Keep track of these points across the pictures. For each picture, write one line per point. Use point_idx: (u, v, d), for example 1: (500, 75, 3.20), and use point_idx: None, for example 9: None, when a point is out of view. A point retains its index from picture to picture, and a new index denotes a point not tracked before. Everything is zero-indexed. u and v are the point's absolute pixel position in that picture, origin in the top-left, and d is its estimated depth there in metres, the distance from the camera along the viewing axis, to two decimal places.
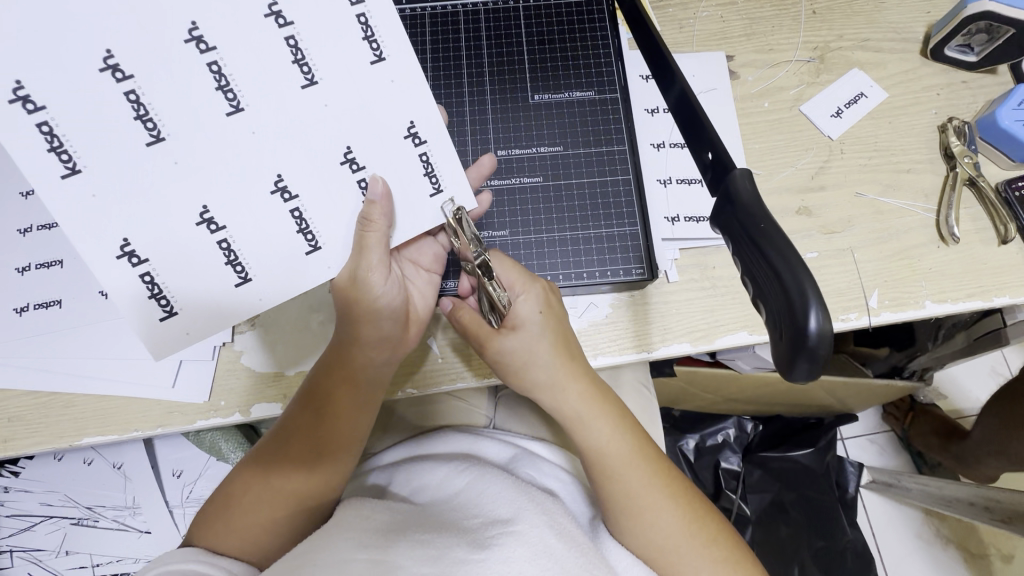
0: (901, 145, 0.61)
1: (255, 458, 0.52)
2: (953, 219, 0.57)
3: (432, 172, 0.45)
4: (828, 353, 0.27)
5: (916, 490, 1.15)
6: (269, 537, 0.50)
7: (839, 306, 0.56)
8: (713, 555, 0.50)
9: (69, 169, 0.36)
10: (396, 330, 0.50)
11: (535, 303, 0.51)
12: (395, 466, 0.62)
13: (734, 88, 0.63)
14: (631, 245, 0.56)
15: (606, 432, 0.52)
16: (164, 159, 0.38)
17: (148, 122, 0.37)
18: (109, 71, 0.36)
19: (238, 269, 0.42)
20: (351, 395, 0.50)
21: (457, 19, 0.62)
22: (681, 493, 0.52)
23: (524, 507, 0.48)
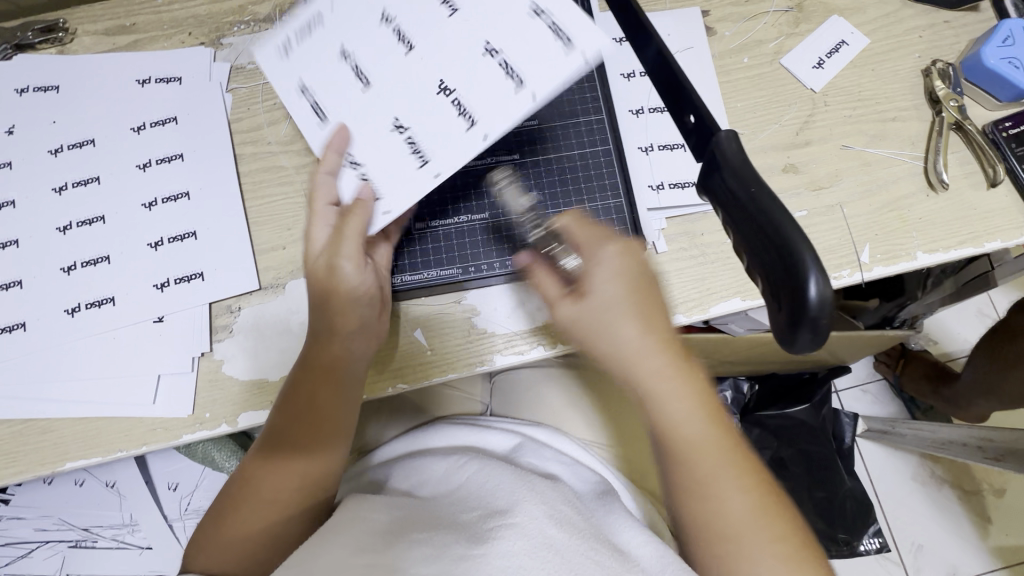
0: (886, 93, 0.59)
1: (245, 467, 0.51)
2: (941, 165, 0.56)
3: (561, 29, 0.44)
4: (830, 323, 0.26)
5: (910, 436, 1.17)
6: (269, 543, 0.49)
7: (830, 265, 0.55)
8: (778, 553, 0.43)
9: (322, 120, 0.49)
10: (365, 314, 0.49)
11: (614, 265, 0.46)
12: (395, 463, 0.61)
13: (711, 45, 0.61)
14: (614, 219, 0.55)
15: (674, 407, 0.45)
16: (372, 100, 0.48)
17: (360, 75, 0.48)
18: (342, 53, 0.49)
19: (417, 151, 0.46)
20: (331, 393, 0.49)
21: None
22: (749, 478, 0.45)
23: (521, 493, 0.48)
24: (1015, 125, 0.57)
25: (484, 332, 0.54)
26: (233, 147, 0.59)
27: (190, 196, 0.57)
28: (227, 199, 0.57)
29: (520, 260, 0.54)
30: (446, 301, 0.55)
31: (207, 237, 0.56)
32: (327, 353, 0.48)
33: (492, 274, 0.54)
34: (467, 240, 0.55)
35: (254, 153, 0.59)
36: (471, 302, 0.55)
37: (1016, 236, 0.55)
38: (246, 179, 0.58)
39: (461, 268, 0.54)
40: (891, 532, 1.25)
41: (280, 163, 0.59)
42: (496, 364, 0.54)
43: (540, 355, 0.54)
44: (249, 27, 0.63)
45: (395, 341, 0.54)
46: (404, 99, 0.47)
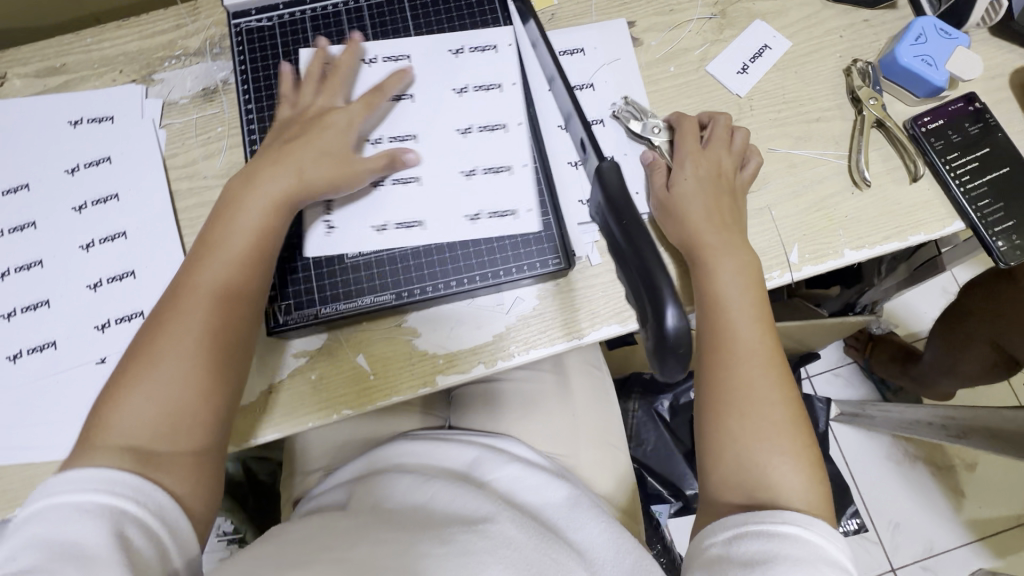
0: (809, 94, 0.60)
1: (117, 376, 0.46)
2: (863, 163, 0.57)
3: (490, 45, 0.60)
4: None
5: (880, 418, 1.19)
6: (170, 378, 0.45)
7: (761, 266, 0.56)
8: (777, 422, 0.47)
9: (443, 177, 0.56)
10: (285, 219, 0.52)
11: (693, 175, 0.54)
12: (354, 481, 0.62)
13: (638, 55, 0.62)
14: (545, 236, 0.55)
15: (735, 297, 0.50)
16: (440, 146, 0.57)
17: (411, 138, 0.57)
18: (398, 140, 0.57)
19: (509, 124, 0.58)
20: (246, 309, 0.49)
21: (340, 23, 0.61)
22: (771, 351, 0.49)
23: (494, 508, 0.51)
24: (933, 120, 0.58)
25: (426, 353, 0.55)
26: (169, 184, 0.59)
27: (127, 235, 0.57)
28: (165, 235, 0.58)
29: (453, 283, 0.54)
30: (386, 325, 0.55)
31: (146, 276, 0.57)
32: (239, 256, 0.49)
33: (426, 299, 0.54)
34: (401, 265, 0.55)
35: (190, 188, 0.59)
36: (411, 325, 0.55)
37: (940, 228, 0.57)
38: (183, 214, 0.59)
39: (394, 293, 0.54)
40: (868, 513, 1.27)
41: (216, 197, 0.59)
42: (439, 385, 0.54)
43: (482, 373, 0.55)
44: (181, 61, 0.63)
45: (339, 366, 0.55)
46: (449, 135, 0.57)
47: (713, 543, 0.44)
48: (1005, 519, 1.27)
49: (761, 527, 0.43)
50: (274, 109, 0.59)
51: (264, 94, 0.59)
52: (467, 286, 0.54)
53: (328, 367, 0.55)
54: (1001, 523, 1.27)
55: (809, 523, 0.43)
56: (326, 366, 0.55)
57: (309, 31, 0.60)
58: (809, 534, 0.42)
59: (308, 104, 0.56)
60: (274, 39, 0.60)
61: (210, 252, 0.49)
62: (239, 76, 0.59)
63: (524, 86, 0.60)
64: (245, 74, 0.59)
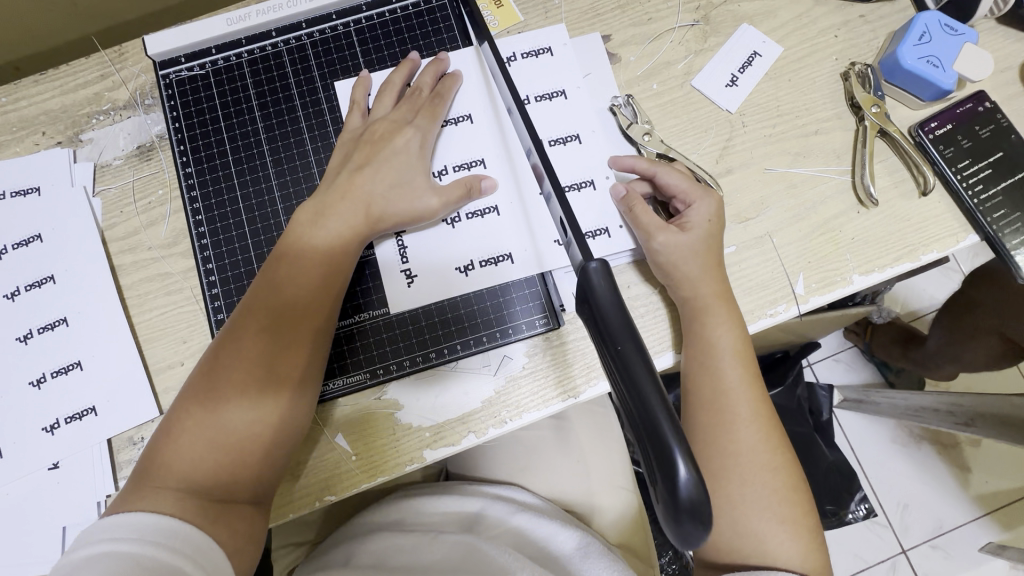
0: (805, 104, 0.55)
1: (181, 408, 0.44)
2: (868, 179, 0.52)
3: (513, 57, 0.55)
4: (707, 510, 0.25)
5: (884, 404, 1.06)
6: (215, 429, 0.43)
7: (765, 301, 0.51)
8: (770, 484, 0.45)
9: (452, 224, 0.52)
10: (349, 262, 0.48)
11: (710, 210, 0.49)
12: (351, 541, 0.57)
13: (616, 73, 0.56)
14: (530, 289, 0.52)
15: (732, 363, 0.47)
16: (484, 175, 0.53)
17: (463, 167, 0.53)
18: (440, 174, 0.53)
19: (562, 141, 0.54)
20: (303, 355, 0.46)
21: (281, 64, 0.55)
22: (766, 417, 0.47)
23: (518, 559, 0.49)
24: (940, 125, 0.54)
25: (410, 427, 0.50)
26: (110, 258, 0.53)
27: (68, 322, 0.52)
28: (111, 317, 0.52)
29: (431, 354, 0.51)
30: (365, 399, 0.51)
31: (93, 366, 0.51)
32: (299, 298, 0.46)
33: (403, 373, 0.51)
34: (384, 335, 0.51)
35: (134, 261, 0.53)
36: (392, 397, 0.51)
37: (954, 243, 0.52)
38: (128, 292, 0.53)
39: (369, 371, 0.51)
40: (877, 498, 1.14)
41: (164, 269, 0.53)
42: (427, 460, 0.50)
43: (472, 443, 0.50)
44: (110, 116, 0.56)
45: (316, 448, 0.50)
46: (490, 165, 0.53)
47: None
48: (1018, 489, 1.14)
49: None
50: (216, 169, 0.54)
51: (203, 152, 0.54)
52: (449, 354, 0.51)
53: (304, 450, 0.50)
54: (1013, 494, 1.14)
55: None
56: (303, 450, 0.50)
57: (251, 77, 0.55)
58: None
59: (381, 121, 0.52)
60: (210, 91, 0.55)
61: (269, 290, 0.46)
62: (174, 135, 0.54)
63: (492, 119, 0.54)
64: (180, 132, 0.54)
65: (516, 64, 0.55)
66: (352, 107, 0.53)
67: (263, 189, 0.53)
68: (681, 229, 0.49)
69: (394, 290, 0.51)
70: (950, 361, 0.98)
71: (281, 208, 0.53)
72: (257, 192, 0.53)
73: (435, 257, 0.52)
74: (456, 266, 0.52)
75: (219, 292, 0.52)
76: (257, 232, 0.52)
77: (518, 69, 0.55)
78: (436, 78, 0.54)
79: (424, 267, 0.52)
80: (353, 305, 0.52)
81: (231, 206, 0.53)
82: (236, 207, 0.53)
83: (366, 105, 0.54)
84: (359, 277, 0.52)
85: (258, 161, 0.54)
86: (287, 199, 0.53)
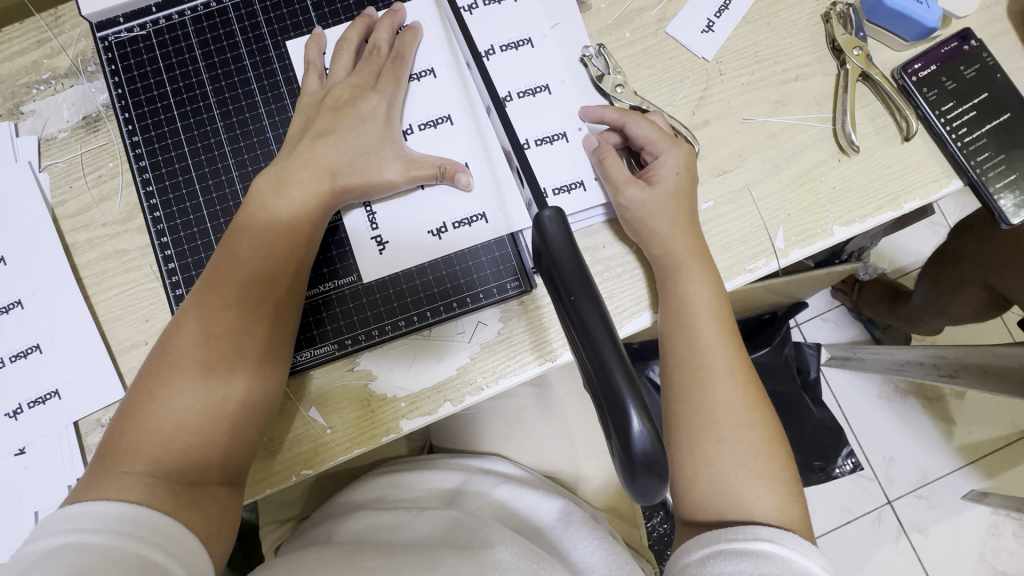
0: (785, 49, 0.53)
1: (145, 389, 0.43)
2: (849, 126, 0.51)
3: (473, 4, 0.52)
4: (661, 459, 0.26)
5: (871, 360, 1.06)
6: (182, 407, 0.42)
7: (744, 256, 0.50)
8: (748, 440, 0.45)
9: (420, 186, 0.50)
10: (314, 233, 0.46)
11: (679, 163, 0.47)
12: (334, 518, 0.57)
13: (587, 22, 0.53)
14: (502, 255, 0.50)
15: (710, 321, 0.46)
16: (451, 132, 0.51)
17: (430, 124, 0.51)
18: (406, 133, 0.50)
19: (532, 93, 0.51)
20: (270, 328, 0.44)
21: (228, 22, 0.52)
22: (743, 373, 0.46)
23: (503, 533, 0.49)
24: (924, 66, 0.51)
25: (386, 397, 0.49)
26: (64, 237, 0.51)
27: (24, 304, 0.50)
28: (67, 298, 0.50)
29: (401, 322, 0.49)
30: (337, 371, 0.49)
31: (54, 349, 0.49)
32: (264, 272, 0.44)
33: (373, 342, 0.49)
34: (353, 305, 0.50)
35: (89, 239, 0.51)
36: (365, 367, 0.50)
37: (936, 190, 0.51)
38: (84, 272, 0.51)
39: (337, 342, 0.49)
40: (863, 452, 1.15)
41: (121, 246, 0.51)
42: (404, 430, 0.49)
43: (449, 412, 0.49)
44: (51, 86, 0.53)
45: (290, 424, 0.49)
46: (457, 121, 0.51)
47: (686, 562, 0.41)
48: (1003, 437, 1.16)
49: (734, 547, 0.40)
50: (165, 137, 0.51)
51: (150, 119, 0.51)
52: (423, 320, 0.49)
53: (278, 426, 0.49)
54: (998, 442, 1.16)
55: (782, 537, 0.40)
56: (276, 426, 0.49)
57: (196, 38, 0.52)
58: (782, 549, 0.40)
59: (339, 85, 0.49)
60: (153, 53, 0.52)
61: (230, 264, 0.44)
62: (117, 102, 0.51)
63: (456, 74, 0.51)
64: (123, 98, 0.51)
65: (478, 13, 0.52)
66: (308, 68, 0.50)
67: (217, 156, 0.51)
68: (648, 184, 0.47)
69: (364, 257, 0.49)
70: (935, 315, 0.98)
71: (236, 176, 0.50)
72: (211, 161, 0.51)
73: (403, 222, 0.50)
74: (428, 229, 0.50)
75: (176, 267, 0.50)
76: (212, 202, 0.50)
77: (481, 19, 0.52)
78: (393, 31, 0.50)
79: (393, 233, 0.50)
80: (321, 275, 0.50)
81: (184, 176, 0.50)
82: (189, 176, 0.50)
83: (323, 65, 0.51)
84: (326, 247, 0.50)
85: (210, 127, 0.51)
86: (243, 167, 0.50)
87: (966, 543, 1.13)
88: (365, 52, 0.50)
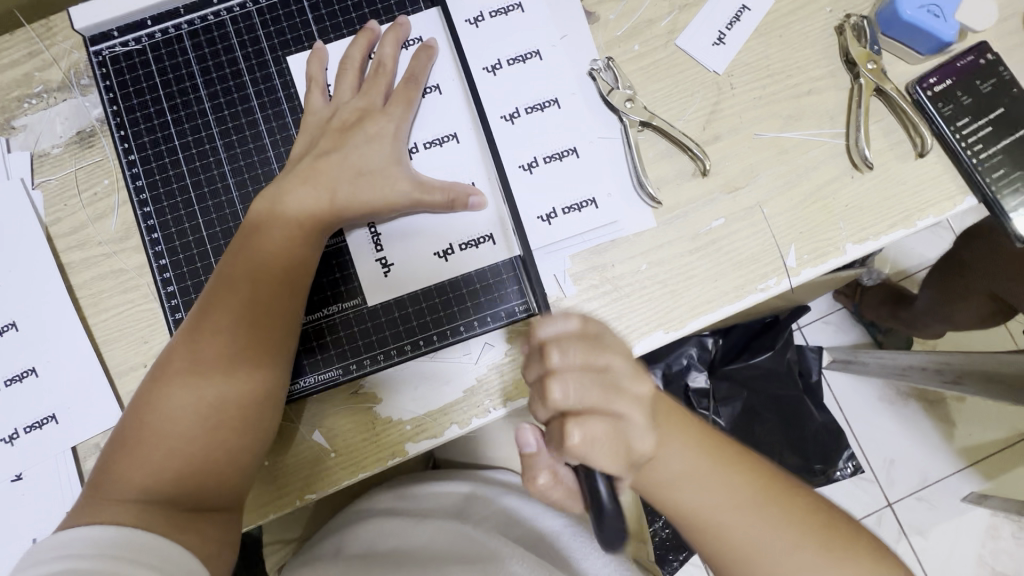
0: (797, 62, 0.52)
1: (138, 415, 0.41)
2: (863, 141, 0.50)
3: (479, 16, 0.51)
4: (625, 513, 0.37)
5: (872, 364, 1.06)
6: (177, 431, 0.41)
7: (755, 276, 0.49)
8: None
9: None
10: (313, 254, 0.45)
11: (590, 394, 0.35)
12: (343, 530, 0.56)
13: (595, 34, 0.52)
14: (511, 273, 0.49)
15: (668, 442, 0.39)
16: (458, 148, 0.49)
17: (436, 141, 0.49)
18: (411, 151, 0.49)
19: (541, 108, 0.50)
20: (267, 351, 0.43)
21: (226, 35, 0.50)
22: None
23: (509, 546, 0.48)
24: (940, 81, 0.50)
25: (391, 420, 0.48)
26: (58, 256, 0.50)
27: (18, 326, 0.48)
28: (62, 318, 0.49)
29: (407, 344, 0.48)
30: (342, 394, 0.48)
31: (50, 371, 0.48)
32: (257, 294, 0.43)
33: (379, 367, 0.48)
34: (358, 328, 0.49)
35: (84, 258, 0.50)
36: (370, 390, 0.49)
37: (950, 206, 0.50)
38: (80, 292, 0.49)
39: (341, 366, 0.48)
40: (864, 455, 1.15)
41: (117, 266, 0.50)
42: (409, 453, 0.48)
43: (455, 434, 0.48)
44: (44, 99, 0.51)
45: (291, 447, 0.48)
46: (463, 138, 0.50)
47: None
48: (1004, 440, 1.16)
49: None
50: (162, 154, 0.49)
51: (146, 136, 0.50)
52: (430, 343, 0.49)
53: (282, 449, 0.48)
54: (999, 445, 1.16)
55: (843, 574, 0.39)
56: (281, 449, 0.48)
57: (194, 52, 0.50)
58: None
59: (346, 106, 0.48)
60: (149, 67, 0.50)
61: (225, 285, 0.43)
62: (113, 118, 0.50)
63: (462, 89, 0.50)
64: (119, 114, 0.50)
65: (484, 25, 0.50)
66: (310, 84, 0.49)
67: (216, 175, 0.49)
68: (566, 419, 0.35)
69: (369, 279, 0.48)
70: (940, 321, 0.97)
71: (236, 195, 0.49)
72: (210, 179, 0.49)
73: (408, 242, 0.49)
74: (434, 250, 0.49)
75: (175, 288, 0.48)
76: (212, 222, 0.49)
77: (487, 31, 0.51)
78: (398, 46, 0.49)
79: (399, 252, 0.49)
80: (324, 297, 0.49)
81: (182, 195, 0.49)
82: (187, 196, 0.49)
83: (325, 81, 0.49)
84: (328, 267, 0.49)
85: (208, 145, 0.49)
86: (243, 185, 0.49)
87: (965, 546, 1.13)
88: (370, 70, 0.49)
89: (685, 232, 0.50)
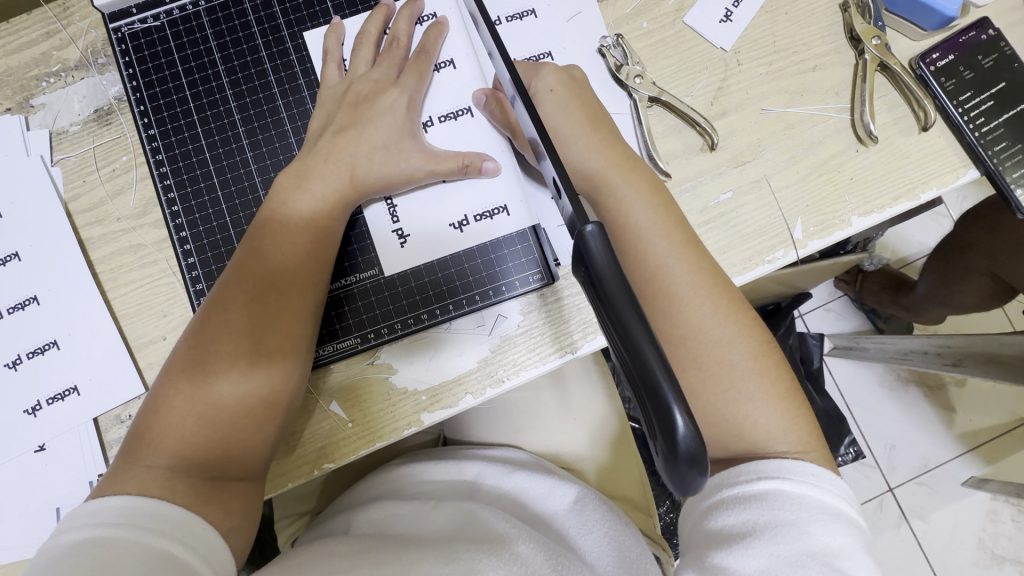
0: (802, 39, 0.53)
1: (169, 384, 0.42)
2: (868, 116, 0.50)
3: None
4: (704, 456, 0.24)
5: (874, 349, 1.05)
6: (203, 400, 0.41)
7: (763, 247, 0.50)
8: None
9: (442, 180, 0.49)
10: (336, 230, 0.46)
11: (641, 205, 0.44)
12: (355, 506, 0.57)
13: (604, 11, 0.53)
14: (523, 248, 0.50)
15: (702, 299, 0.42)
16: (472, 123, 0.50)
17: (452, 116, 0.50)
18: (428, 126, 0.50)
19: None
20: (291, 321, 0.43)
21: (243, 13, 0.51)
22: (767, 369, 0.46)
23: (515, 527, 0.48)
24: (942, 56, 0.52)
25: (406, 390, 0.49)
26: (77, 232, 0.50)
27: (39, 301, 0.49)
28: (83, 293, 0.49)
29: (423, 316, 0.50)
30: (358, 365, 0.49)
31: (71, 345, 0.49)
32: (278, 265, 0.44)
33: (395, 338, 0.49)
34: (375, 299, 0.50)
35: (103, 234, 0.50)
36: (385, 361, 0.50)
37: (953, 180, 0.51)
38: (100, 267, 0.50)
39: (360, 337, 0.49)
40: (866, 440, 1.17)
41: (137, 241, 0.50)
42: (425, 423, 0.49)
43: (470, 404, 0.49)
44: (62, 78, 0.52)
45: (310, 418, 0.49)
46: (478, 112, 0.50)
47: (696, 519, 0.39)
48: (1003, 424, 1.17)
49: (734, 494, 0.38)
50: (181, 130, 0.50)
51: (165, 112, 0.51)
52: (445, 315, 0.50)
53: (301, 420, 0.48)
54: (998, 428, 1.17)
55: (786, 472, 0.38)
56: (298, 421, 0.48)
57: (212, 30, 0.51)
58: (788, 485, 0.37)
59: (360, 80, 0.48)
60: (167, 45, 0.51)
61: (253, 259, 0.44)
62: (134, 95, 0.51)
63: (475, 66, 0.51)
64: (139, 91, 0.51)
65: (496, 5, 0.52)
66: (328, 59, 0.50)
67: (235, 150, 0.50)
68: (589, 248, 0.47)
69: (385, 252, 0.49)
70: (940, 305, 0.99)
71: (255, 169, 0.50)
72: (228, 153, 0.50)
73: (423, 216, 0.50)
74: (450, 222, 0.50)
75: (195, 261, 0.49)
76: (231, 196, 0.50)
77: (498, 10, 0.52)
78: (411, 22, 0.50)
79: (414, 226, 0.50)
80: (342, 270, 0.50)
81: (201, 169, 0.50)
82: (207, 170, 0.50)
83: (341, 57, 0.50)
84: (346, 241, 0.50)
85: (227, 120, 0.50)
86: (260, 159, 0.50)
87: (966, 529, 1.15)
88: (385, 44, 0.50)
89: (694, 205, 0.51)
